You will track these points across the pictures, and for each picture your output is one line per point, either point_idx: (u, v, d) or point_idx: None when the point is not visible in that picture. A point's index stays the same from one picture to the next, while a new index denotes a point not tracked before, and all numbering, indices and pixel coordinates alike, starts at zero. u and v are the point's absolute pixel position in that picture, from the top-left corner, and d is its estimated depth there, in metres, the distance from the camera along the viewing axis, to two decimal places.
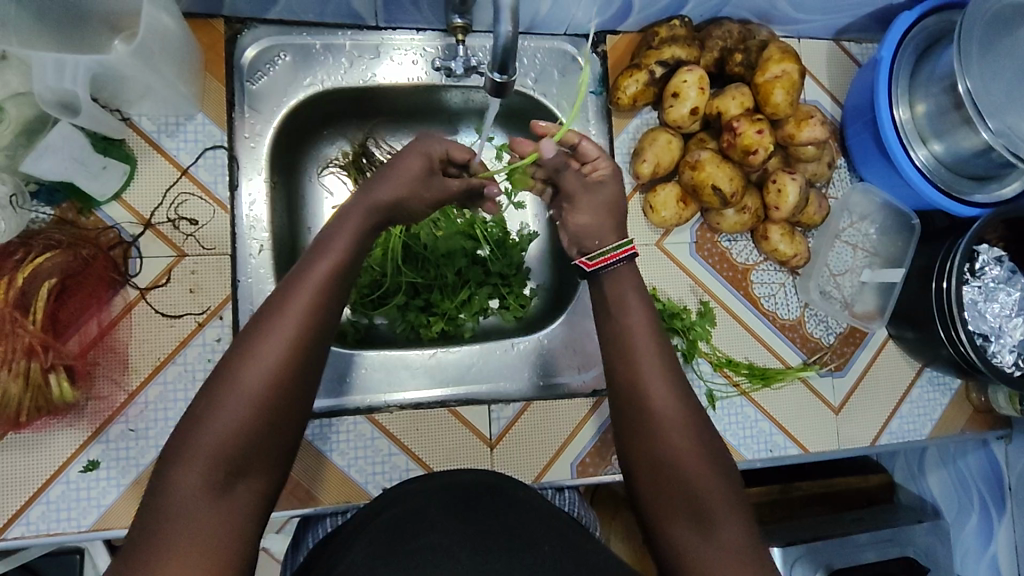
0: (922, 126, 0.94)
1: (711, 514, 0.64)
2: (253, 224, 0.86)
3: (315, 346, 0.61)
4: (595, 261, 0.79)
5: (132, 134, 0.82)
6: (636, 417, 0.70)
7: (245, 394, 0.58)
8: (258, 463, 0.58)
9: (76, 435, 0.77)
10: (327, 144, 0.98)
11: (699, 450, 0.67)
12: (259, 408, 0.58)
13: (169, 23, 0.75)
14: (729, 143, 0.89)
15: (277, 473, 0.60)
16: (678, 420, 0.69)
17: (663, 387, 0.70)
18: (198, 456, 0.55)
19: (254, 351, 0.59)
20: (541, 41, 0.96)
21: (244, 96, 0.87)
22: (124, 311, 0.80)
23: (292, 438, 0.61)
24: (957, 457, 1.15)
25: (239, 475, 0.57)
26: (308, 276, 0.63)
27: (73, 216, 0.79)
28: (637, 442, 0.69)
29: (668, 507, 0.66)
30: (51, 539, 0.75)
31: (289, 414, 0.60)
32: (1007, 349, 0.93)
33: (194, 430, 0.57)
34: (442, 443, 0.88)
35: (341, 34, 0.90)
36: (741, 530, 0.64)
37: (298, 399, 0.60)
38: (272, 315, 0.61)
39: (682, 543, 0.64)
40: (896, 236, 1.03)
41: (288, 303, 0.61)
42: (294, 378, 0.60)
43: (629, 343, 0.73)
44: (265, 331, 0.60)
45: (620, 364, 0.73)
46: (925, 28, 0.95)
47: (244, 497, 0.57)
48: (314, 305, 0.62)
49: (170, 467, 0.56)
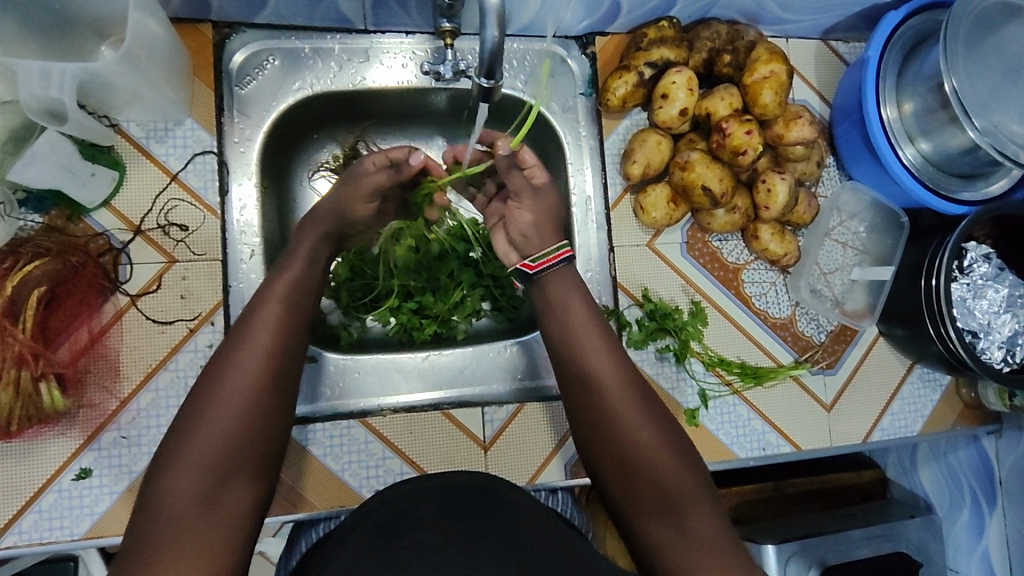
0: (909, 125, 0.94)
1: (679, 504, 0.65)
2: (244, 228, 0.85)
3: (286, 358, 0.67)
4: (537, 264, 0.78)
5: (121, 140, 0.82)
6: (596, 418, 0.70)
7: (226, 404, 0.62)
8: (244, 471, 0.61)
9: (68, 442, 0.77)
10: (317, 148, 0.98)
11: (660, 441, 0.68)
12: (241, 416, 0.62)
13: (156, 28, 0.75)
14: (719, 143, 0.90)
15: (263, 483, 0.63)
16: (636, 415, 0.69)
17: (619, 386, 0.71)
18: (185, 466, 0.59)
19: (232, 362, 0.64)
20: (530, 43, 0.96)
21: (232, 100, 0.86)
22: (114, 318, 0.79)
23: (274, 449, 0.64)
24: (948, 453, 1.17)
25: (228, 481, 0.60)
26: (274, 294, 0.70)
27: (62, 223, 0.79)
28: (599, 443, 0.70)
29: (638, 504, 0.67)
30: (44, 547, 0.75)
31: (277, 415, 0.64)
32: (996, 345, 0.94)
33: (181, 444, 0.60)
34: (436, 446, 0.88)
35: (330, 37, 0.89)
36: (708, 514, 0.65)
37: (277, 408, 0.65)
38: (244, 333, 0.67)
39: (656, 538, 0.65)
40: (885, 235, 1.04)
41: (258, 320, 0.67)
42: (275, 388, 0.64)
43: (579, 345, 0.74)
44: (239, 346, 0.65)
45: (574, 368, 0.73)
46: (912, 27, 0.95)
47: (233, 504, 0.60)
48: (282, 320, 0.68)
49: (163, 474, 0.59)
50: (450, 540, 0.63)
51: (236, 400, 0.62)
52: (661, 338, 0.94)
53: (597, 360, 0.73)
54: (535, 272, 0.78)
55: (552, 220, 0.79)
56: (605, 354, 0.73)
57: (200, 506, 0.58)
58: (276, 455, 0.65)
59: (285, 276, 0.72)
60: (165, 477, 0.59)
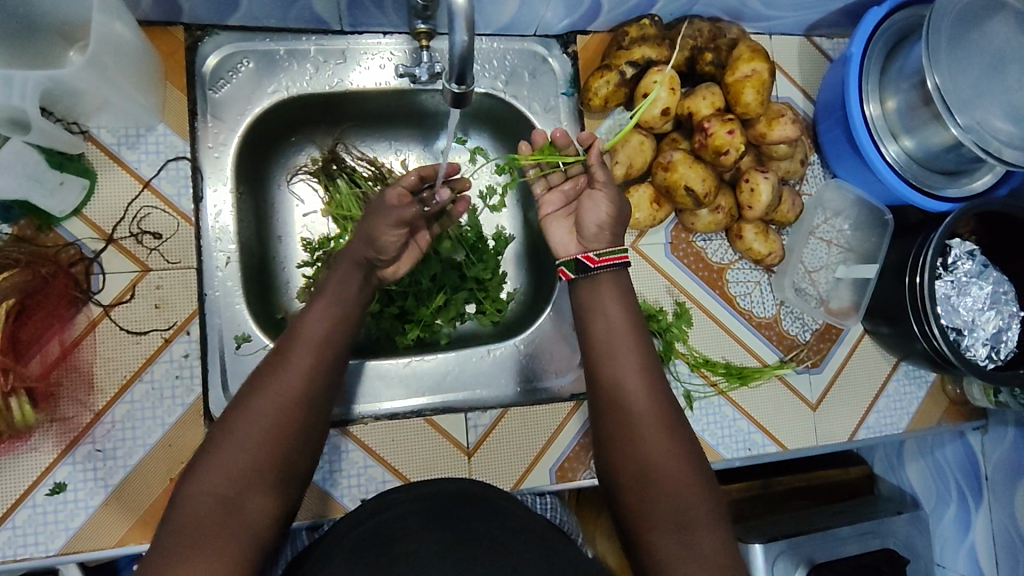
0: (893, 122, 0.94)
1: (691, 521, 0.64)
2: (220, 235, 0.84)
3: (324, 380, 0.66)
4: (602, 258, 0.76)
5: (92, 148, 0.80)
6: (619, 425, 0.70)
7: (257, 419, 0.61)
8: (266, 485, 0.60)
9: (42, 458, 0.75)
10: (296, 151, 0.96)
11: (678, 457, 0.67)
12: (270, 432, 0.61)
13: (122, 31, 0.73)
14: (701, 143, 0.88)
15: (286, 499, 0.62)
16: (656, 428, 0.69)
17: (644, 397, 0.70)
18: (210, 473, 0.59)
19: (277, 370, 0.64)
20: (510, 43, 0.95)
21: (206, 104, 0.85)
22: (87, 329, 0.78)
23: (300, 467, 0.63)
24: (935, 448, 1.17)
25: (254, 491, 0.59)
26: (320, 320, 0.69)
27: (31, 233, 0.77)
28: (617, 450, 0.69)
29: (648, 517, 0.66)
30: (19, 564, 0.74)
31: (314, 426, 0.64)
32: (981, 342, 0.94)
33: (210, 452, 0.60)
34: (419, 453, 0.87)
35: (306, 39, 0.88)
36: (718, 536, 0.64)
37: (307, 427, 0.64)
38: (289, 344, 0.67)
39: (660, 551, 0.64)
40: (869, 232, 1.04)
41: (300, 341, 0.67)
42: (315, 400, 0.64)
43: (608, 351, 0.73)
44: (279, 365, 0.65)
45: (602, 373, 0.73)
46: (895, 23, 0.95)
47: (251, 517, 0.58)
48: (320, 342, 0.67)
49: (192, 477, 0.59)
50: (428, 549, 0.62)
51: (270, 412, 0.61)
52: None
53: (626, 370, 0.72)
54: (598, 265, 0.75)
55: (615, 222, 0.78)
56: (632, 364, 0.72)
57: (218, 516, 0.57)
58: (302, 471, 0.64)
59: (326, 295, 0.71)
60: (190, 481, 0.59)
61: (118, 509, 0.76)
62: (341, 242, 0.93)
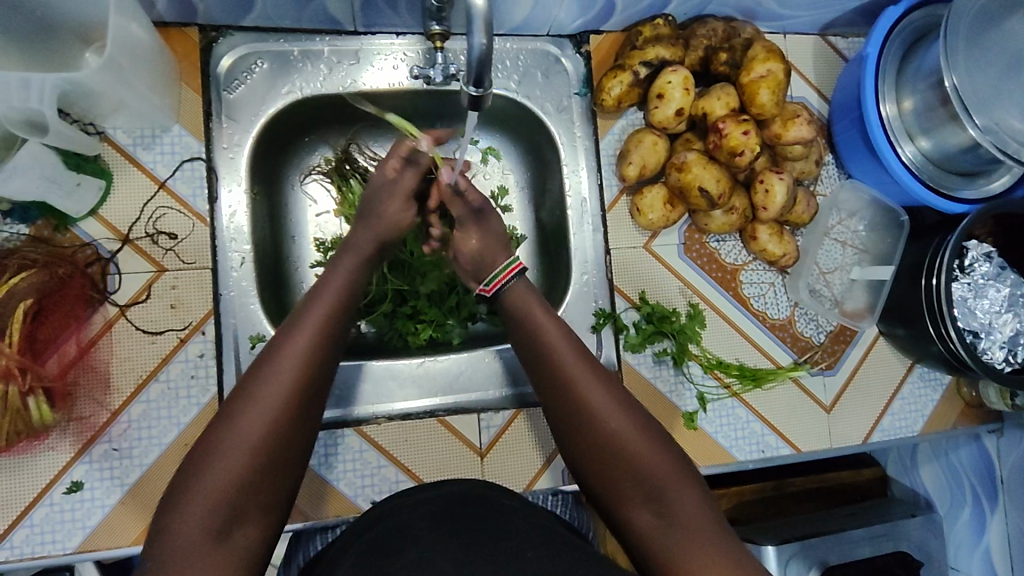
0: (909, 123, 0.93)
1: (664, 489, 0.64)
2: (234, 236, 0.84)
3: (311, 397, 0.64)
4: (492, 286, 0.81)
5: (108, 148, 0.81)
6: (573, 417, 0.69)
7: (239, 441, 0.59)
8: (254, 512, 0.59)
9: (59, 457, 0.76)
10: (310, 151, 0.97)
11: (637, 431, 0.67)
12: (261, 455, 0.59)
13: (138, 32, 0.73)
14: (715, 144, 0.88)
15: (273, 522, 0.61)
16: (611, 406, 0.68)
17: (586, 380, 0.69)
18: (197, 500, 0.57)
19: (257, 381, 0.62)
20: (523, 43, 0.95)
21: (221, 105, 0.85)
22: (103, 329, 0.78)
23: (287, 489, 0.62)
24: (949, 451, 1.17)
25: (240, 519, 0.58)
26: (296, 320, 0.68)
27: (49, 234, 0.78)
28: (575, 439, 0.69)
29: (620, 492, 0.66)
30: (36, 562, 0.74)
31: (300, 445, 0.62)
32: (998, 346, 0.93)
33: (193, 476, 0.58)
34: (432, 454, 0.87)
35: (320, 40, 0.88)
36: (692, 495, 0.64)
37: (296, 448, 0.62)
38: (270, 353, 0.64)
39: (639, 525, 0.64)
40: (885, 233, 1.03)
41: (284, 350, 0.64)
42: (301, 418, 0.62)
43: (543, 343, 0.73)
44: (261, 378, 0.62)
45: (545, 363, 0.72)
46: (912, 22, 0.94)
47: (242, 543, 0.58)
48: (306, 353, 0.64)
49: (174, 503, 0.57)
50: (444, 552, 0.62)
51: (255, 431, 0.59)
52: (659, 341, 0.93)
53: (565, 355, 0.72)
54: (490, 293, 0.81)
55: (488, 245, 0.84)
56: (571, 351, 0.72)
57: (208, 543, 0.56)
58: (289, 490, 0.62)
59: (315, 303, 0.69)
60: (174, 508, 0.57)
61: (134, 509, 0.77)
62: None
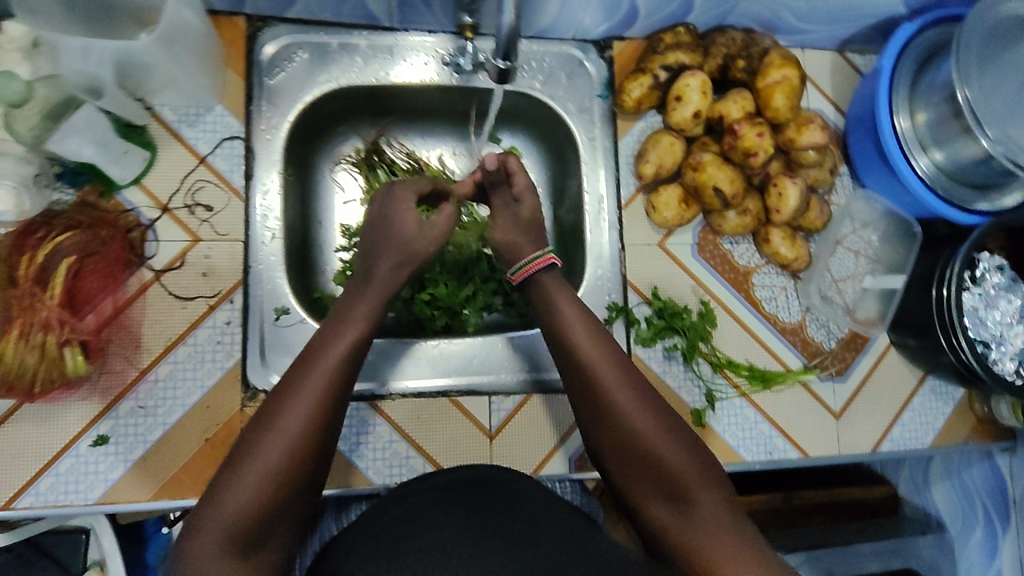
0: (923, 135, 0.95)
1: (684, 488, 0.64)
2: (265, 213, 0.88)
3: (339, 409, 0.63)
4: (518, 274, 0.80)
5: (154, 122, 0.86)
6: (596, 411, 0.69)
7: (273, 451, 0.58)
8: (277, 530, 0.58)
9: (89, 408, 0.79)
10: (341, 140, 1.01)
11: (658, 429, 0.67)
12: (289, 469, 0.58)
13: (191, 18, 0.78)
14: (731, 145, 0.91)
15: (292, 538, 0.60)
16: (633, 404, 0.68)
17: (611, 378, 0.69)
18: (221, 519, 0.55)
19: (289, 396, 0.61)
20: (550, 46, 0.99)
21: (262, 90, 0.90)
22: (138, 291, 0.82)
23: (311, 497, 0.62)
24: (961, 469, 1.13)
25: (262, 537, 0.57)
26: (324, 342, 0.66)
27: (94, 199, 0.83)
28: (598, 432, 0.70)
29: (640, 487, 0.67)
30: (59, 511, 0.77)
31: (325, 457, 0.62)
32: (1008, 357, 0.93)
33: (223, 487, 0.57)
34: (443, 433, 0.90)
35: (357, 34, 0.93)
36: (713, 493, 0.64)
37: (320, 463, 0.61)
38: (303, 366, 0.63)
39: (658, 519, 0.65)
40: (897, 244, 1.05)
41: (317, 364, 0.63)
42: (328, 429, 0.61)
43: (565, 338, 0.73)
44: (294, 391, 0.61)
45: (569, 355, 0.72)
46: (925, 39, 0.96)
47: (272, 552, 0.58)
48: (337, 368, 0.63)
49: (197, 523, 0.55)
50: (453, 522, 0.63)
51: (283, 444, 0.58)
52: (669, 337, 0.95)
53: (590, 354, 0.71)
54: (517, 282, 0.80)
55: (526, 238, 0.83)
56: (597, 349, 0.71)
57: (235, 557, 0.55)
58: (308, 505, 0.61)
59: (352, 318, 0.69)
60: (199, 521, 0.56)
61: (156, 466, 0.80)
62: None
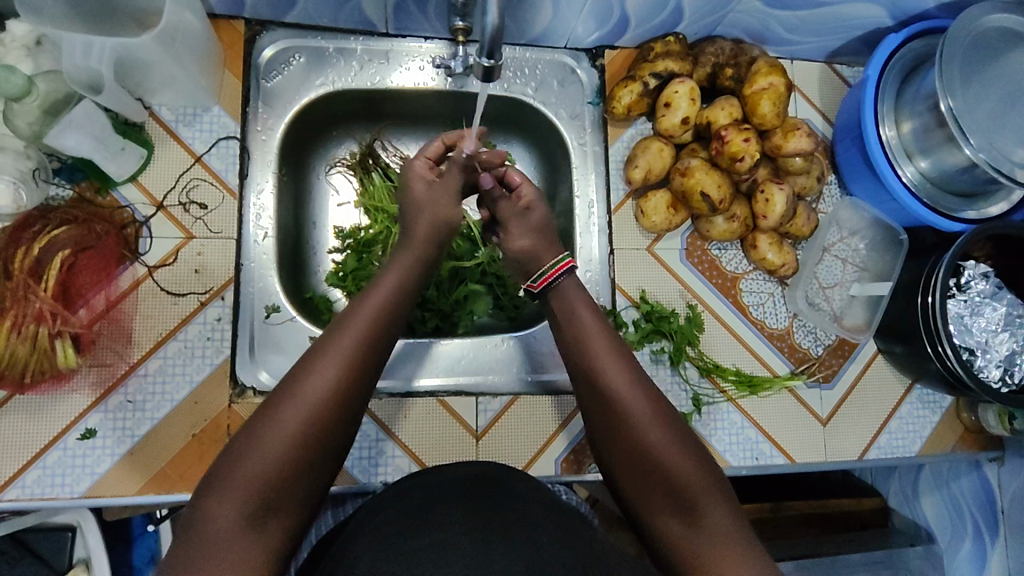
0: (908, 143, 0.96)
1: (695, 501, 0.64)
2: (259, 212, 0.90)
3: (360, 384, 0.63)
4: (538, 283, 0.82)
5: (153, 122, 0.88)
6: (609, 420, 0.69)
7: (279, 431, 0.58)
8: (293, 498, 0.58)
9: (78, 401, 0.80)
10: (336, 144, 1.03)
11: (671, 440, 0.67)
12: (302, 439, 0.58)
13: (191, 20, 0.80)
14: (718, 150, 0.93)
15: (311, 508, 0.60)
16: (649, 415, 0.68)
17: (626, 388, 0.70)
18: (235, 482, 0.56)
19: (309, 369, 0.61)
20: (542, 54, 1.01)
21: (259, 93, 0.92)
22: (131, 286, 0.83)
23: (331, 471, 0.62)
24: (949, 481, 1.14)
25: (277, 503, 0.57)
26: (346, 318, 0.66)
27: (91, 195, 0.84)
28: (608, 440, 0.70)
29: (648, 498, 0.67)
30: (46, 503, 0.78)
31: (343, 430, 0.62)
32: (993, 364, 0.94)
33: (224, 472, 0.57)
34: (430, 433, 0.90)
35: (353, 39, 0.95)
36: (722, 507, 0.65)
37: (339, 436, 0.61)
38: (325, 340, 0.64)
39: (667, 534, 0.65)
40: (884, 252, 1.06)
41: (326, 350, 0.62)
42: (346, 403, 0.61)
43: (582, 348, 0.74)
44: (315, 364, 0.62)
45: (582, 365, 0.73)
46: (913, 49, 0.98)
47: (287, 519, 0.58)
48: (358, 343, 0.64)
49: (214, 485, 0.57)
50: (433, 516, 0.64)
51: (297, 413, 0.59)
52: (656, 340, 0.96)
53: (607, 365, 0.71)
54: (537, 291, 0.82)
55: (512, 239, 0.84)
56: (613, 360, 0.72)
57: (248, 520, 0.55)
58: (328, 477, 0.61)
59: (374, 294, 0.69)
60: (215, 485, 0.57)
61: (143, 461, 0.80)
62: (370, 232, 0.99)
